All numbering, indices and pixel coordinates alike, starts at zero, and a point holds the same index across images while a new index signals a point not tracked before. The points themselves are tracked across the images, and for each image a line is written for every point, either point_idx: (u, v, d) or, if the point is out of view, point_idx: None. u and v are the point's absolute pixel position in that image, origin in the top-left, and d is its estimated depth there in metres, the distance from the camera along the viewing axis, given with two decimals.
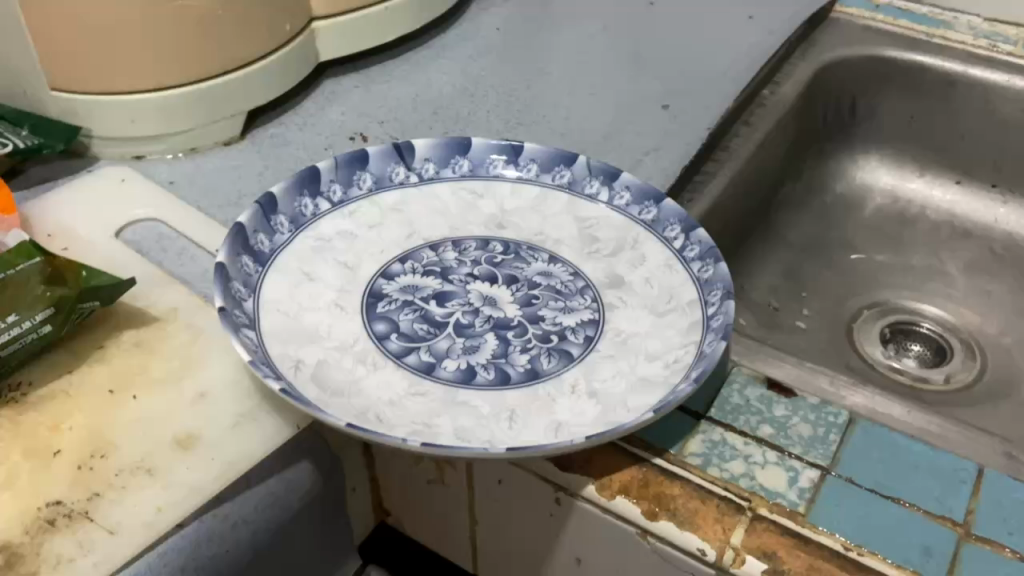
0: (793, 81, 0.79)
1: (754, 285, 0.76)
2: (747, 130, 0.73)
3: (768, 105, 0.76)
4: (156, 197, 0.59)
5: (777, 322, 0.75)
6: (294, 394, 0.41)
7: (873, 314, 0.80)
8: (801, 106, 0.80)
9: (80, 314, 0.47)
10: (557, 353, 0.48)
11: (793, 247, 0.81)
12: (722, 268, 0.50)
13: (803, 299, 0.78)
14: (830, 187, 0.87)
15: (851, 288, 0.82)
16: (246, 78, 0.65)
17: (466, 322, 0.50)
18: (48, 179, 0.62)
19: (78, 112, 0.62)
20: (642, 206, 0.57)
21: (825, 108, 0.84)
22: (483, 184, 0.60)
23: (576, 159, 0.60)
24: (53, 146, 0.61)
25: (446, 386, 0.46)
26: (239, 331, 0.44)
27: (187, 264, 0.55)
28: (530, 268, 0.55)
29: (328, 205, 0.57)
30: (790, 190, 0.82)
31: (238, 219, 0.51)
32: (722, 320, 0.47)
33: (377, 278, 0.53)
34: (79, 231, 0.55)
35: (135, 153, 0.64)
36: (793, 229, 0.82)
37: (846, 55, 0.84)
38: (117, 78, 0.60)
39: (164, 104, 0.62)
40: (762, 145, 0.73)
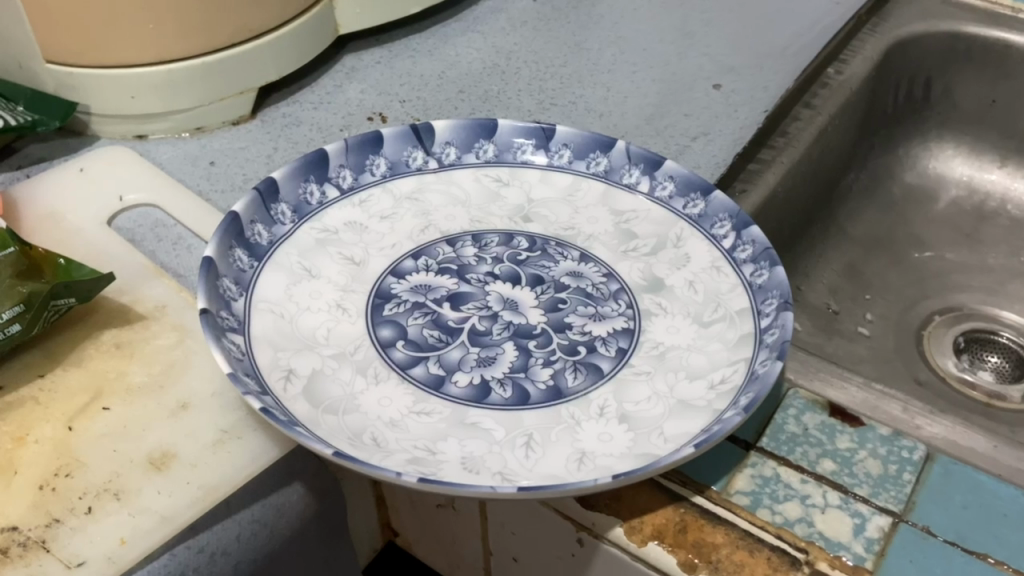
0: (862, 59, 0.70)
1: (812, 286, 0.68)
2: (810, 112, 0.65)
3: (833, 86, 0.67)
4: (151, 180, 0.54)
5: (837, 328, 0.67)
6: (276, 414, 0.35)
7: (945, 320, 0.72)
8: (870, 88, 0.72)
9: (54, 312, 0.42)
10: (585, 369, 0.42)
11: (855, 244, 0.73)
12: (780, 273, 0.43)
13: (866, 302, 0.71)
14: (899, 178, 0.79)
15: (921, 290, 0.73)
16: (256, 51, 0.59)
17: (482, 329, 0.44)
18: (44, 159, 0.58)
19: (75, 88, 0.57)
20: (687, 199, 0.51)
21: (896, 89, 0.76)
22: (508, 169, 0.55)
23: (614, 145, 0.53)
24: (48, 123, 0.57)
25: (456, 404, 0.40)
26: (223, 336, 0.39)
27: (182, 255, 0.50)
28: (558, 267, 0.49)
29: (336, 192, 0.51)
30: (854, 180, 0.74)
31: (233, 207, 0.45)
32: (778, 336, 0.40)
33: (387, 276, 0.48)
34: (68, 217, 0.51)
35: (137, 132, 0.60)
36: (855, 223, 0.74)
37: (921, 30, 0.75)
38: (115, 50, 0.54)
39: (166, 80, 0.56)
40: (825, 131, 0.65)
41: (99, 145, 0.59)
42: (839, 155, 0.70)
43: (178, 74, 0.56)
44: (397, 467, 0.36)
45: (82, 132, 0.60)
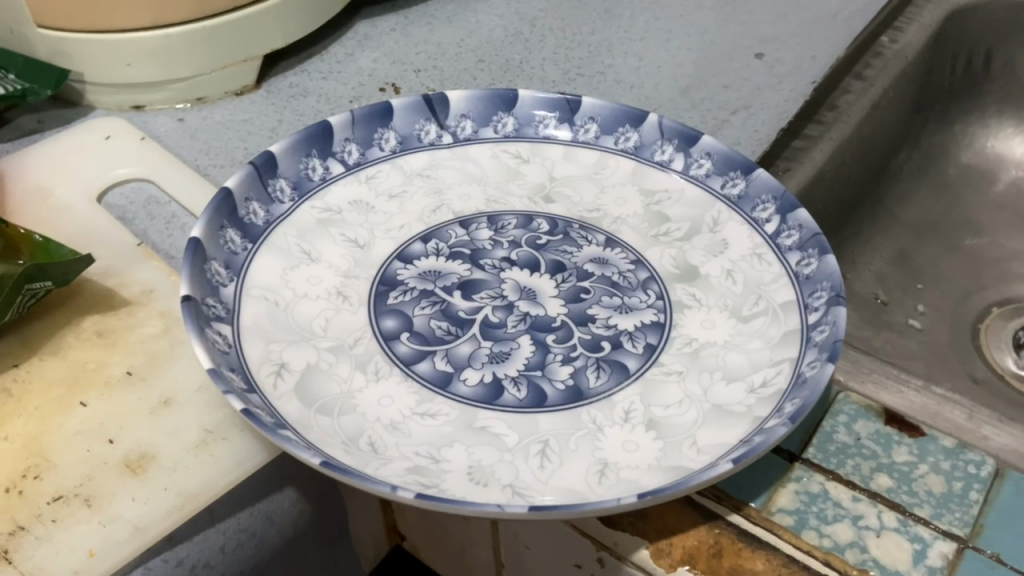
0: (919, 28, 0.65)
1: (858, 275, 0.63)
2: (861, 85, 0.59)
3: (887, 56, 0.62)
4: (146, 153, 0.50)
5: (885, 321, 0.62)
6: (258, 416, 0.31)
7: (1004, 313, 0.66)
8: (926, 59, 0.66)
9: (28, 297, 0.39)
10: (609, 367, 0.38)
11: (905, 229, 0.68)
12: (831, 262, 0.38)
13: (917, 292, 0.65)
14: (955, 158, 0.73)
15: (978, 280, 0.68)
16: (260, 15, 0.55)
17: (496, 321, 0.40)
18: (37, 132, 0.54)
19: (68, 54, 0.53)
20: (726, 178, 0.46)
21: (954, 61, 0.70)
22: (529, 145, 0.51)
23: (646, 118, 0.49)
24: (40, 92, 0.53)
25: (463, 405, 0.36)
26: (208, 326, 0.35)
27: (175, 234, 0.47)
28: (581, 253, 0.45)
29: (341, 168, 0.47)
30: (906, 159, 0.69)
31: (226, 184, 0.42)
32: (829, 334, 0.36)
33: (393, 261, 0.43)
34: (55, 193, 0.47)
35: (134, 103, 0.56)
36: (906, 206, 0.69)
37: None
38: (108, 11, 0.50)
39: (163, 46, 0.53)
40: (878, 105, 0.60)
41: (95, 117, 0.56)
42: (891, 133, 0.64)
43: (177, 38, 0.52)
44: (394, 478, 0.32)
45: (76, 102, 0.56)
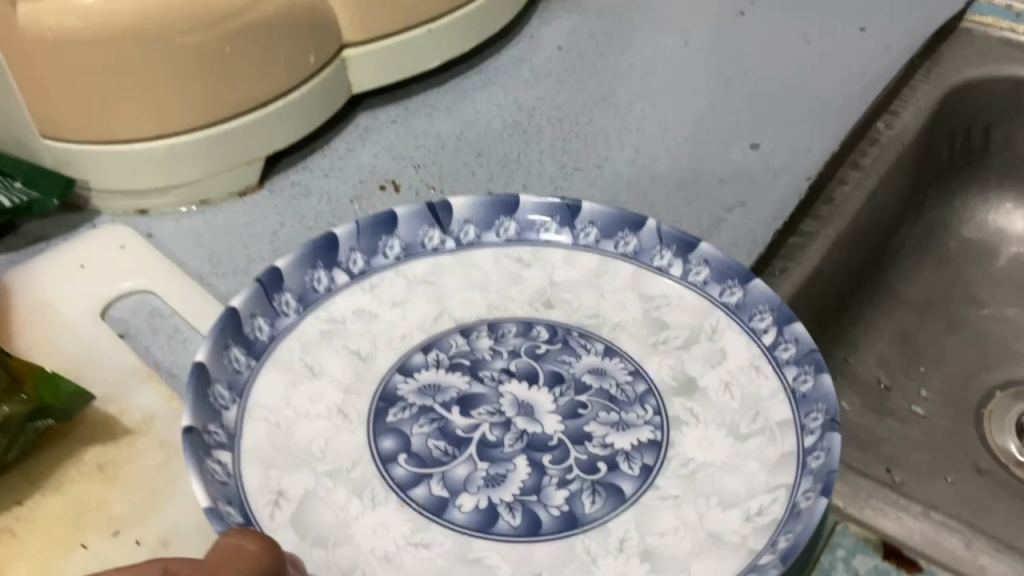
0: (914, 111, 0.67)
1: (861, 358, 0.65)
2: (857, 175, 0.62)
3: (882, 143, 0.65)
4: (147, 266, 0.51)
5: (888, 408, 0.63)
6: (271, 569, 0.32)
7: (1007, 397, 0.66)
8: (925, 140, 0.68)
9: (32, 432, 0.41)
10: (605, 491, 0.38)
11: (910, 309, 0.69)
12: (827, 382, 0.39)
13: (921, 376, 0.66)
14: (957, 232, 0.74)
15: (982, 361, 0.68)
16: (261, 121, 0.56)
17: (493, 439, 0.40)
18: (42, 238, 0.56)
19: (75, 164, 0.55)
20: (724, 286, 0.47)
21: (953, 138, 0.72)
22: (530, 249, 0.51)
23: (644, 223, 0.50)
24: (47, 202, 0.55)
25: (459, 534, 0.36)
26: (209, 456, 0.36)
27: (177, 353, 0.47)
28: (579, 363, 0.45)
29: (346, 278, 0.48)
30: (908, 234, 0.70)
31: (231, 303, 0.43)
32: (823, 462, 0.36)
33: (394, 374, 0.44)
34: (60, 308, 0.49)
35: (140, 206, 0.57)
36: (910, 283, 0.71)
37: (981, 76, 0.71)
38: (111, 126, 0.52)
39: (167, 155, 0.54)
40: (874, 194, 0.63)
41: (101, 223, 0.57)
42: (890, 216, 0.66)
43: (181, 147, 0.54)
44: None
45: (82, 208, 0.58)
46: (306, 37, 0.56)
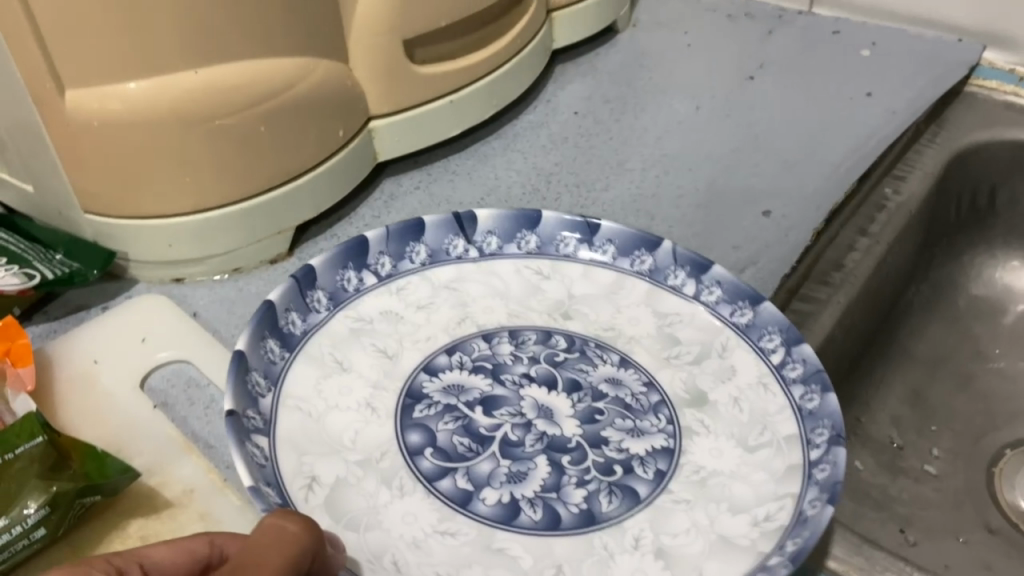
0: (921, 176, 0.68)
1: (873, 417, 0.65)
2: (866, 241, 0.63)
3: (891, 208, 0.65)
4: (185, 335, 0.51)
5: (901, 467, 0.64)
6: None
7: (1018, 456, 0.67)
8: (930, 208, 0.69)
9: (80, 509, 0.41)
10: (620, 492, 0.40)
11: (920, 365, 0.70)
12: (832, 401, 0.41)
13: (932, 434, 0.66)
14: (965, 289, 0.74)
15: (990, 420, 0.69)
16: (297, 190, 0.54)
17: (514, 439, 0.42)
18: (82, 306, 0.54)
19: (112, 237, 0.52)
20: (734, 307, 0.49)
21: (958, 202, 0.72)
22: (550, 262, 0.54)
23: (660, 244, 0.52)
24: (87, 273, 0.53)
25: (482, 525, 0.38)
26: (248, 439, 0.38)
27: (215, 424, 0.47)
28: (596, 372, 0.47)
29: (374, 280, 0.51)
30: (914, 294, 0.71)
31: (269, 296, 0.45)
32: (829, 474, 0.38)
33: (419, 373, 0.46)
34: (99, 381, 0.49)
35: (174, 276, 0.55)
36: (920, 340, 0.71)
37: (987, 139, 0.71)
38: (148, 201, 0.50)
39: (205, 227, 0.52)
40: (885, 260, 0.63)
41: (137, 293, 0.55)
42: (896, 282, 0.67)
43: (217, 219, 0.52)
44: None
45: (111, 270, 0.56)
46: (337, 107, 0.55)
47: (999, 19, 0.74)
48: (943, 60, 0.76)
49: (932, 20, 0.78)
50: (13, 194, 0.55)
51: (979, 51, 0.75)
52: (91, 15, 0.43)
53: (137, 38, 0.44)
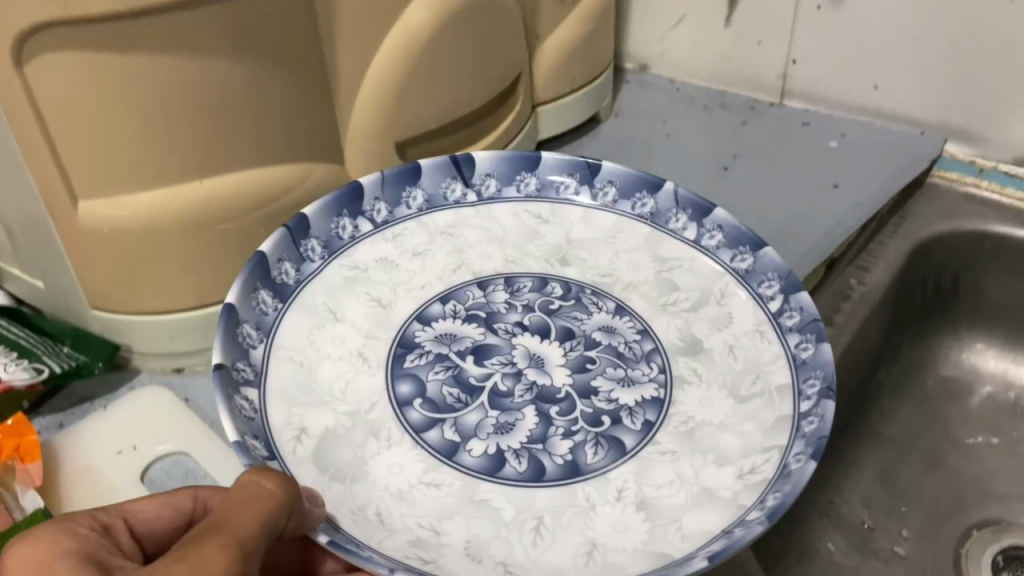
0: (886, 266, 0.63)
1: (846, 497, 0.62)
2: (832, 331, 0.59)
3: (855, 299, 0.61)
4: (187, 429, 0.51)
5: (872, 549, 0.61)
6: (344, 550, 0.32)
7: (984, 535, 0.62)
8: (891, 305, 0.64)
9: None
10: (607, 443, 0.40)
11: (890, 449, 0.65)
12: (826, 352, 0.40)
13: (902, 516, 0.62)
14: (934, 369, 0.68)
15: (957, 500, 0.64)
16: None
17: (504, 389, 0.43)
18: (87, 399, 0.54)
19: (119, 330, 0.50)
20: (735, 252, 0.48)
21: (923, 285, 0.67)
22: (549, 205, 0.53)
23: (662, 186, 0.51)
24: (94, 366, 0.51)
25: (467, 476, 0.39)
26: (236, 393, 0.38)
27: None
28: (590, 321, 0.47)
29: (369, 226, 0.50)
30: (885, 375, 0.66)
31: (261, 247, 0.44)
32: (816, 428, 0.37)
33: (412, 322, 0.46)
34: (105, 476, 0.49)
35: (175, 367, 0.53)
36: (889, 422, 0.66)
37: (945, 232, 0.66)
38: (149, 297, 0.48)
39: (203, 321, 0.50)
40: (851, 348, 0.60)
41: (138, 385, 0.54)
42: (861, 376, 0.63)
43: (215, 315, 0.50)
44: (397, 550, 0.35)
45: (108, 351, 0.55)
46: None
47: (960, 108, 0.65)
48: (904, 150, 0.67)
49: (898, 114, 0.68)
50: (22, 286, 0.54)
51: (941, 141, 0.67)
52: (112, 126, 0.40)
53: (158, 149, 0.42)
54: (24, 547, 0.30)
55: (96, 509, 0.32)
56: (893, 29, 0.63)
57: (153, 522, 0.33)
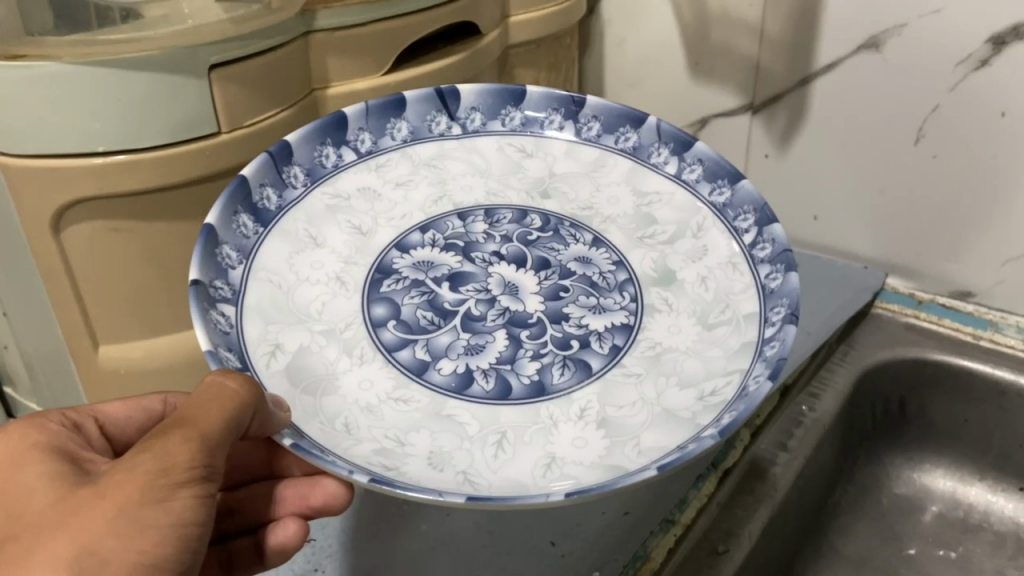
0: (834, 393, 0.62)
1: None
2: (785, 454, 0.57)
3: (805, 424, 0.59)
4: None
5: None
6: (309, 451, 0.33)
7: None
8: (840, 433, 0.63)
9: None
10: (574, 365, 0.41)
11: (846, 566, 0.60)
12: (792, 280, 0.41)
13: None
14: (886, 486, 0.65)
15: None
16: None
17: (477, 314, 0.43)
18: None
19: None
20: (714, 185, 0.48)
21: (870, 407, 0.65)
22: (533, 140, 0.53)
23: (645, 120, 0.51)
24: None
25: (435, 392, 0.40)
26: (213, 307, 0.39)
27: None
28: (567, 251, 0.47)
29: (353, 156, 0.50)
30: (841, 493, 0.63)
31: (243, 172, 0.45)
32: (777, 351, 0.38)
33: (391, 249, 0.47)
34: None
35: None
36: (850, 541, 0.62)
37: (890, 357, 0.65)
38: None
39: None
40: (804, 474, 0.57)
41: None
42: (814, 500, 0.60)
43: None
44: (362, 458, 0.36)
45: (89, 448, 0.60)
46: None
47: (899, 247, 0.67)
48: (850, 281, 0.68)
49: (841, 249, 0.70)
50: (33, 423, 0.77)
51: (882, 276, 0.68)
52: (130, 275, 0.50)
53: (163, 291, 0.51)
54: (3, 433, 0.36)
55: (68, 410, 0.40)
56: (832, 163, 0.66)
57: (121, 423, 0.41)
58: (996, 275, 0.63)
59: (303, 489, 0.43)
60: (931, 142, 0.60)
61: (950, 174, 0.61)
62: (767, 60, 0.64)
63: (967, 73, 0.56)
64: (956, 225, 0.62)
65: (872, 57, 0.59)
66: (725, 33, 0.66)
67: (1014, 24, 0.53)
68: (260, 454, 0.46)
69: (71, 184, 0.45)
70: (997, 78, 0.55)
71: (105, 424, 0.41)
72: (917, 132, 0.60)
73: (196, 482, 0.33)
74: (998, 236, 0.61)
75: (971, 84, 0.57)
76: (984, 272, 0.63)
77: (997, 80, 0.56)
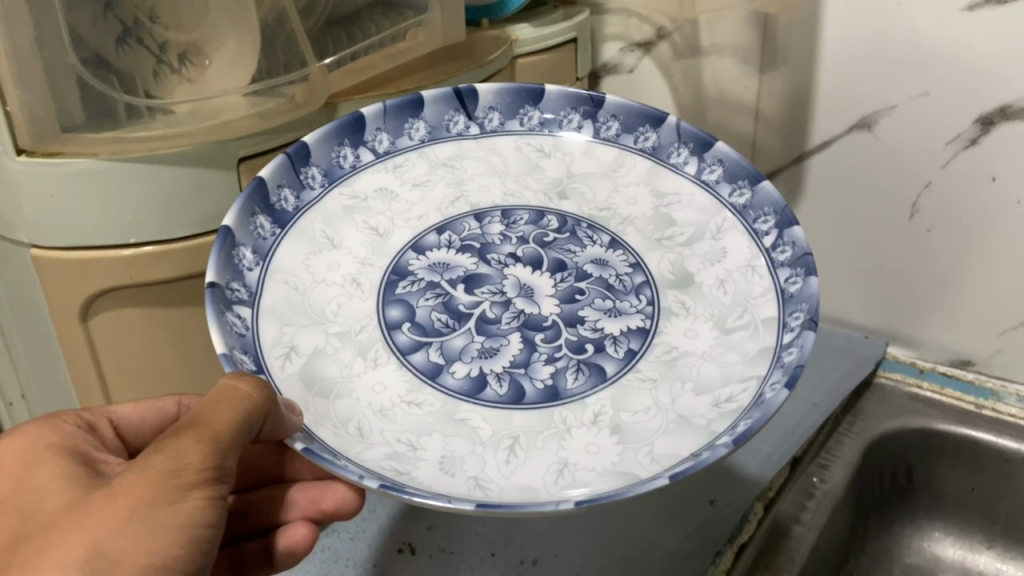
0: (844, 466, 0.60)
1: None
2: (800, 526, 0.55)
3: (817, 497, 0.57)
4: None
5: None
6: (319, 454, 0.33)
7: None
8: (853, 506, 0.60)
9: None
10: (588, 370, 0.41)
11: None
12: (812, 285, 0.40)
13: None
14: (897, 556, 0.61)
15: None
16: None
17: (492, 317, 0.43)
18: None
19: None
20: (734, 186, 0.48)
21: (878, 479, 0.62)
22: (550, 139, 0.52)
23: (664, 120, 0.50)
24: None
25: (449, 396, 0.40)
26: (228, 310, 0.39)
27: None
28: (583, 253, 0.47)
29: (371, 156, 0.50)
30: (854, 565, 0.60)
31: (261, 173, 0.45)
32: (795, 357, 0.37)
33: (407, 250, 0.47)
34: None
35: None
36: None
37: (892, 429, 0.63)
38: None
39: None
40: (818, 548, 0.55)
41: None
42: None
43: None
44: (374, 461, 0.36)
45: None
46: None
47: (896, 319, 0.65)
48: (851, 352, 0.66)
49: (841, 318, 0.69)
50: None
51: (883, 345, 0.67)
52: (146, 361, 0.51)
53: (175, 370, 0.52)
54: (16, 435, 0.37)
55: (83, 412, 0.41)
56: (824, 238, 0.65)
57: (135, 424, 0.42)
58: (996, 344, 0.61)
59: (315, 493, 0.43)
60: (925, 217, 0.59)
61: (948, 248, 0.59)
62: (763, 138, 0.63)
63: (956, 152, 0.55)
64: (949, 295, 0.61)
65: (865, 137, 0.58)
66: (723, 112, 0.64)
67: (1000, 105, 0.52)
68: (267, 459, 0.47)
69: (96, 275, 0.46)
70: (990, 155, 0.54)
71: (119, 425, 0.42)
72: (912, 207, 0.59)
73: (206, 483, 0.34)
74: (992, 305, 0.60)
75: (961, 163, 0.56)
76: (982, 341, 0.62)
77: (993, 153, 0.54)
